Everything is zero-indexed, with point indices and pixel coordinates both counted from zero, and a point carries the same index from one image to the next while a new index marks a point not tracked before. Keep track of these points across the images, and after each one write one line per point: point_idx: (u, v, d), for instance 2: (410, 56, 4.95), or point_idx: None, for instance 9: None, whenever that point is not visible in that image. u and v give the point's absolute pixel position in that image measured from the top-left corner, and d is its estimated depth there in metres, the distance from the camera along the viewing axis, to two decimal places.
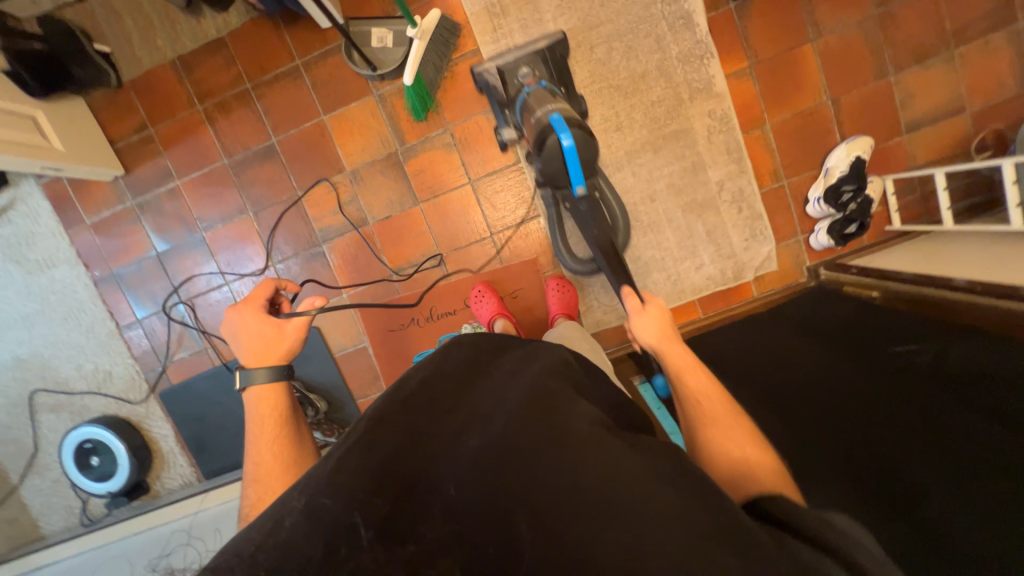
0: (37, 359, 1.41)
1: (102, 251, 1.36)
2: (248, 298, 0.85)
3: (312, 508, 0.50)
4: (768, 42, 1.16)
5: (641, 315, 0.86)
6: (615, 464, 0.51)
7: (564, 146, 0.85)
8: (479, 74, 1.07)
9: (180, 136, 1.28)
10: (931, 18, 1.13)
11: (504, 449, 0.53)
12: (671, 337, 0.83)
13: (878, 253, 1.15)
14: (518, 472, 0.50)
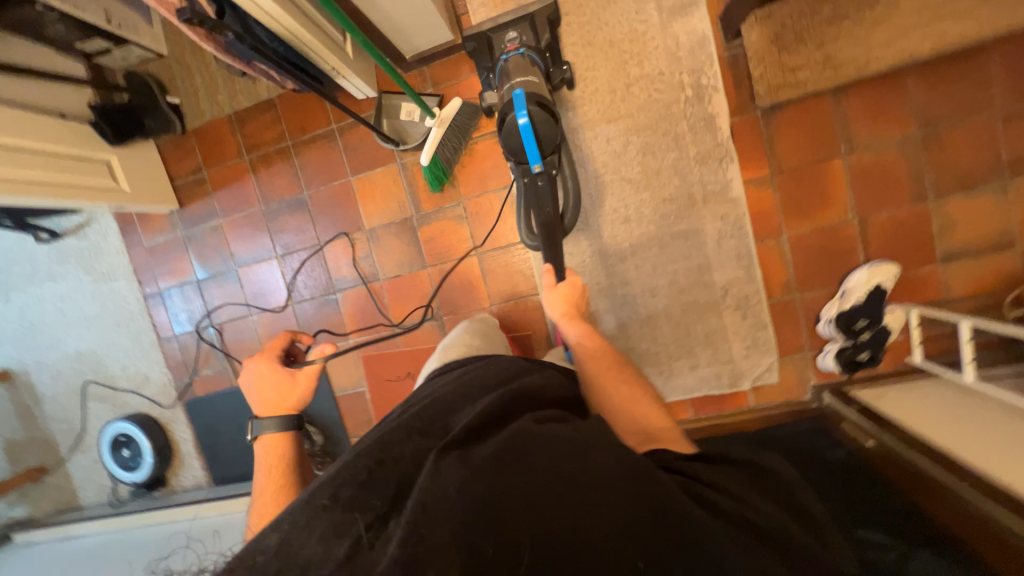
0: (93, 354, 1.63)
1: (154, 271, 1.54)
2: (265, 350, 0.90)
3: (298, 535, 0.54)
4: (795, 152, 1.11)
5: (551, 291, 0.94)
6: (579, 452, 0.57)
7: (519, 123, 0.92)
8: (466, 37, 1.10)
9: (227, 181, 1.43)
10: (984, 144, 1.03)
11: (471, 457, 0.57)
12: (572, 315, 0.90)
13: (892, 390, 1.07)
14: (502, 474, 0.54)
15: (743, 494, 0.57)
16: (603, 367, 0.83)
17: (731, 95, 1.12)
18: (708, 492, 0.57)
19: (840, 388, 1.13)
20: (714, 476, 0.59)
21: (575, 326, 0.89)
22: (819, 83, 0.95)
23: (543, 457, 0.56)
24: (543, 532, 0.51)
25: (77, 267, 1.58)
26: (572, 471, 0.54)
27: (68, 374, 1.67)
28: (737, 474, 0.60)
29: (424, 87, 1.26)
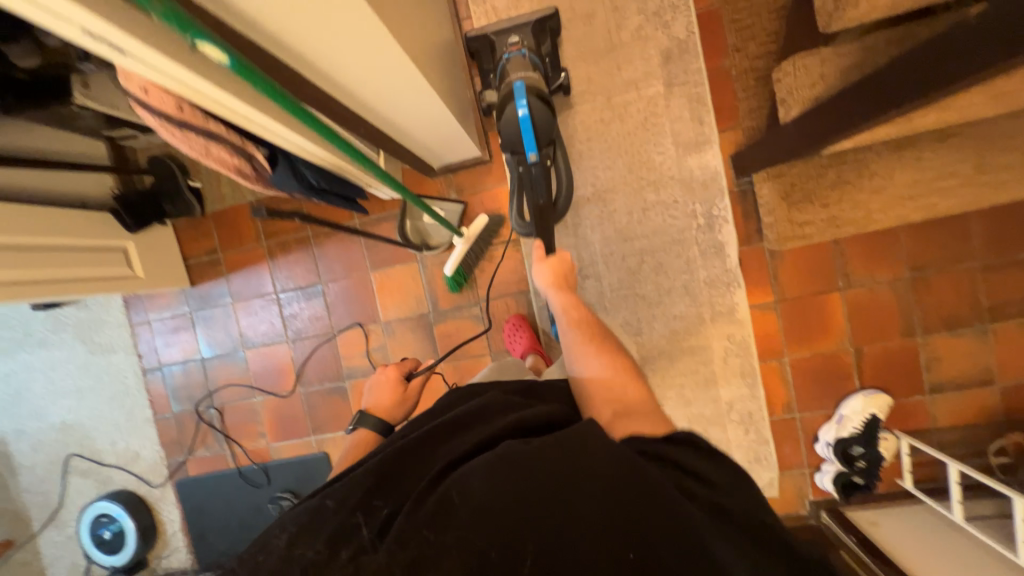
0: (80, 427, 1.57)
1: (155, 347, 1.50)
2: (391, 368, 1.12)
3: (307, 538, 0.58)
4: (796, 283, 1.19)
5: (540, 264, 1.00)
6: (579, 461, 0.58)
7: (519, 113, 0.93)
8: (469, 38, 1.14)
9: (243, 263, 1.43)
10: (966, 290, 1.13)
11: (480, 468, 0.58)
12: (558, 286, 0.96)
13: (885, 517, 1.13)
14: (505, 483, 0.56)
15: (725, 487, 0.61)
16: (584, 337, 0.88)
17: (740, 226, 1.20)
18: (695, 486, 0.60)
19: (836, 507, 1.19)
20: (700, 465, 0.63)
21: (559, 297, 0.95)
22: (823, 236, 1.03)
23: (538, 464, 0.57)
24: (546, 540, 0.53)
25: (73, 337, 1.54)
26: (571, 471, 0.57)
27: (50, 445, 1.60)
28: (713, 462, 0.64)
29: (448, 193, 1.31)
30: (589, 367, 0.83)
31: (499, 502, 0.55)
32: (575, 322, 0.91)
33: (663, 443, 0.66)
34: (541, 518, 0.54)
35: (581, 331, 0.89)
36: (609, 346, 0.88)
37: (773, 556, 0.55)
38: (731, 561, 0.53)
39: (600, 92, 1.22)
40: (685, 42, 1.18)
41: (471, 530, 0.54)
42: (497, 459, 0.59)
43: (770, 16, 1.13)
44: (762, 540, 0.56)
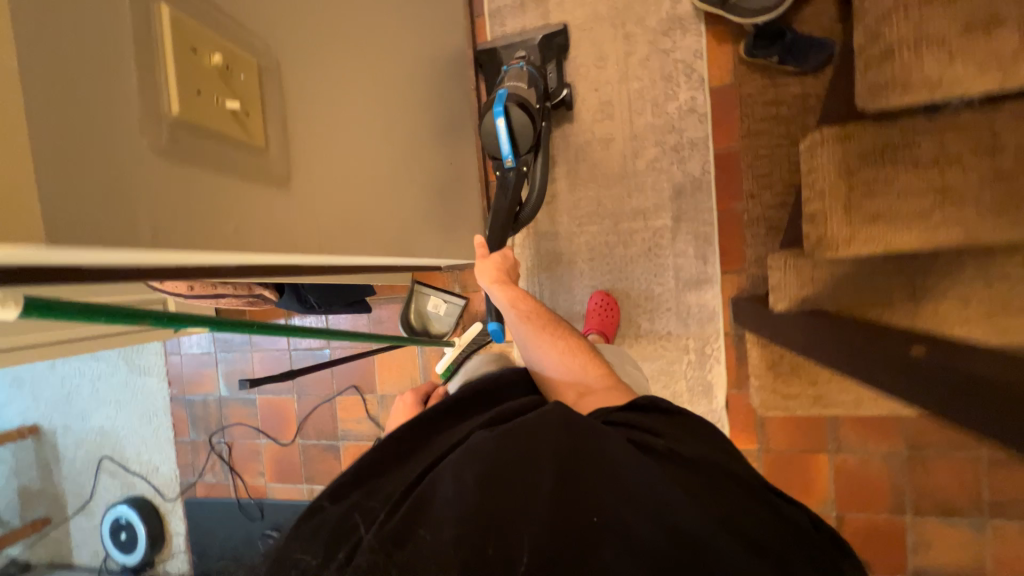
0: (114, 433, 1.76)
1: (183, 378, 1.68)
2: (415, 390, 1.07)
3: (307, 545, 0.57)
4: (783, 436, 1.16)
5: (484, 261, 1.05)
6: (542, 441, 0.57)
7: (495, 115, 1.03)
8: (479, 51, 1.25)
9: (265, 316, 1.57)
10: (967, 478, 1.07)
11: (459, 458, 0.57)
12: (502, 282, 1.00)
13: None
14: (483, 479, 0.54)
15: (690, 440, 0.61)
16: (537, 327, 0.93)
17: (732, 369, 1.18)
18: (654, 441, 0.60)
19: None
20: (661, 426, 0.63)
21: (504, 293, 0.99)
22: (809, 409, 1.00)
23: (501, 446, 0.57)
24: (538, 539, 0.50)
25: (120, 354, 1.74)
26: (538, 456, 0.56)
27: (90, 443, 1.81)
28: (672, 420, 0.64)
29: (452, 286, 1.38)
30: (544, 353, 0.89)
31: (474, 484, 0.54)
32: (527, 316, 0.95)
33: (621, 409, 0.68)
34: (523, 506, 0.52)
35: (535, 321, 0.94)
36: (558, 332, 0.92)
37: (769, 504, 0.55)
38: (732, 520, 0.51)
39: (608, 217, 1.24)
40: (699, 180, 1.18)
41: (457, 509, 0.53)
42: (466, 450, 0.58)
43: (789, 169, 1.12)
44: (758, 491, 0.55)
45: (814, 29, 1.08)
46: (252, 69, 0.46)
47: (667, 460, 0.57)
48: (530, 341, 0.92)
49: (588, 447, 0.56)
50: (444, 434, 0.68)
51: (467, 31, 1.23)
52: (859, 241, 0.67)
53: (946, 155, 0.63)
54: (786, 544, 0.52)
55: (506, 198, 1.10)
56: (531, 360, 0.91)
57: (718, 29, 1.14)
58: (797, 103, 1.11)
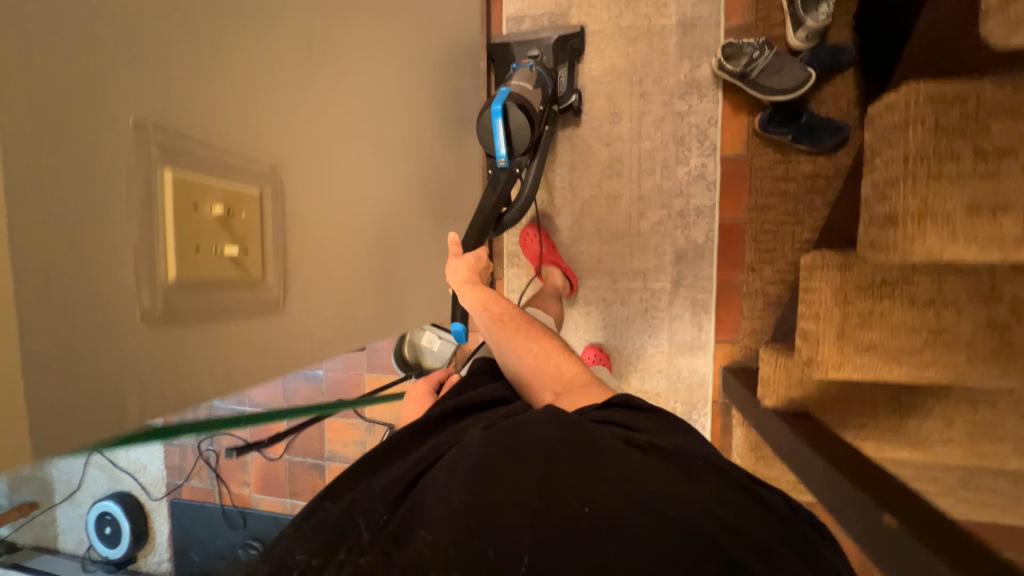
0: None
1: None
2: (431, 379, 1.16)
3: (307, 544, 0.59)
4: None
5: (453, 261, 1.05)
6: (524, 436, 0.62)
7: (492, 111, 0.98)
8: (491, 44, 1.23)
9: None
10: None
11: (453, 460, 0.62)
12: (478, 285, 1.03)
13: None
14: (471, 468, 0.59)
15: (665, 433, 0.66)
16: (507, 329, 0.96)
17: (716, 438, 1.19)
18: (638, 435, 0.63)
19: None
20: (639, 422, 0.68)
21: (474, 294, 1.01)
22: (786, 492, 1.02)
23: (486, 444, 0.63)
24: (526, 523, 0.52)
25: None
26: (522, 449, 0.60)
27: None
28: (650, 418, 0.69)
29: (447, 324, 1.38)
30: (519, 355, 0.91)
31: (466, 479, 0.58)
32: (499, 318, 0.98)
33: (597, 408, 0.72)
34: (510, 492, 0.55)
35: (506, 323, 0.97)
36: (529, 332, 0.95)
37: (748, 493, 0.57)
38: (710, 504, 0.54)
39: (606, 273, 1.25)
40: (702, 247, 1.17)
41: (452, 504, 0.56)
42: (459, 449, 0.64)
43: (792, 246, 1.12)
44: (737, 479, 0.58)
45: (831, 111, 1.08)
46: (253, 203, 0.50)
47: (645, 451, 0.60)
48: (504, 343, 0.95)
49: (568, 437, 0.60)
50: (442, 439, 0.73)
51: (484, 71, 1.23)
52: (849, 369, 0.67)
53: (945, 299, 0.62)
54: (772, 530, 0.54)
55: (493, 195, 1.05)
56: (507, 365, 0.94)
57: (735, 97, 1.13)
58: (807, 182, 1.10)
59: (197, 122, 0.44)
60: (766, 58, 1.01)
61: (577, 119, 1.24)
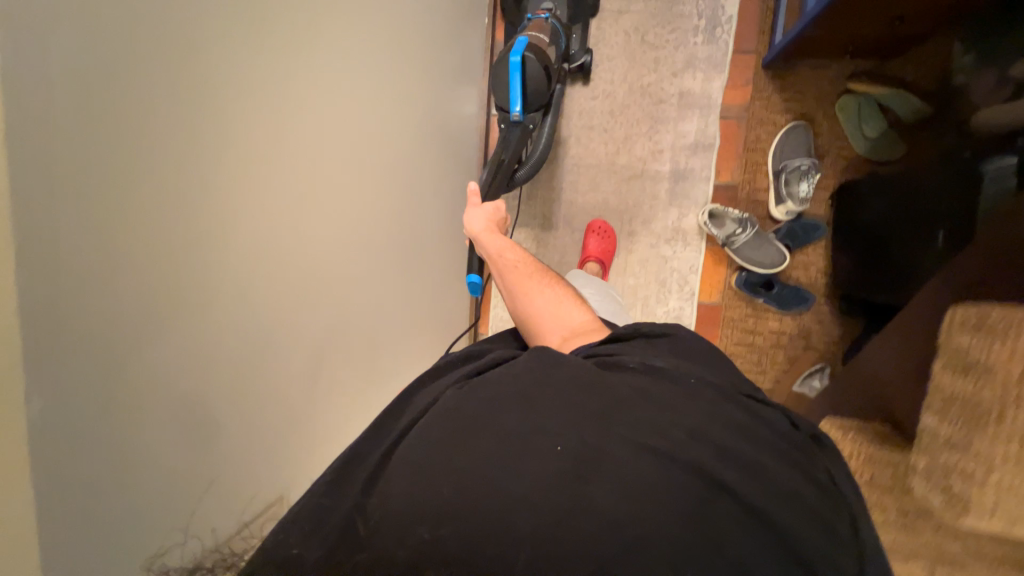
0: None
1: None
2: None
3: (303, 540, 0.47)
4: None
5: (473, 209, 0.90)
6: (508, 393, 0.53)
7: (512, 60, 0.91)
8: None
9: None
10: None
11: (428, 429, 0.51)
12: (495, 232, 0.87)
13: None
14: (462, 439, 0.49)
15: (674, 363, 0.61)
16: (523, 276, 0.85)
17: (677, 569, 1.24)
18: (638, 375, 0.57)
19: None
20: (643, 354, 0.62)
21: (494, 244, 0.86)
22: None
23: (470, 402, 0.53)
24: (530, 514, 0.44)
25: None
26: (505, 405, 0.52)
27: None
28: (656, 348, 0.65)
29: None
30: (532, 302, 0.82)
31: (447, 450, 0.48)
32: (511, 269, 0.85)
33: (601, 344, 0.67)
34: (503, 468, 0.46)
35: (520, 275, 0.84)
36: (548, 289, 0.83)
37: (750, 410, 0.55)
38: (706, 429, 0.50)
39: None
40: None
41: (442, 494, 0.45)
42: (433, 414, 0.53)
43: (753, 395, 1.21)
44: (731, 393, 0.56)
45: (801, 277, 1.15)
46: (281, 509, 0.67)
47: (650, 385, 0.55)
48: (516, 295, 0.84)
49: (564, 389, 0.53)
50: (404, 396, 0.62)
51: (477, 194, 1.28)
52: None
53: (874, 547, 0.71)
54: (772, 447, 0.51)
55: (506, 150, 0.97)
56: (518, 319, 0.84)
57: (716, 251, 1.19)
58: (773, 337, 1.19)
59: (143, 402, 0.46)
60: (748, 234, 1.11)
61: (568, 246, 1.27)
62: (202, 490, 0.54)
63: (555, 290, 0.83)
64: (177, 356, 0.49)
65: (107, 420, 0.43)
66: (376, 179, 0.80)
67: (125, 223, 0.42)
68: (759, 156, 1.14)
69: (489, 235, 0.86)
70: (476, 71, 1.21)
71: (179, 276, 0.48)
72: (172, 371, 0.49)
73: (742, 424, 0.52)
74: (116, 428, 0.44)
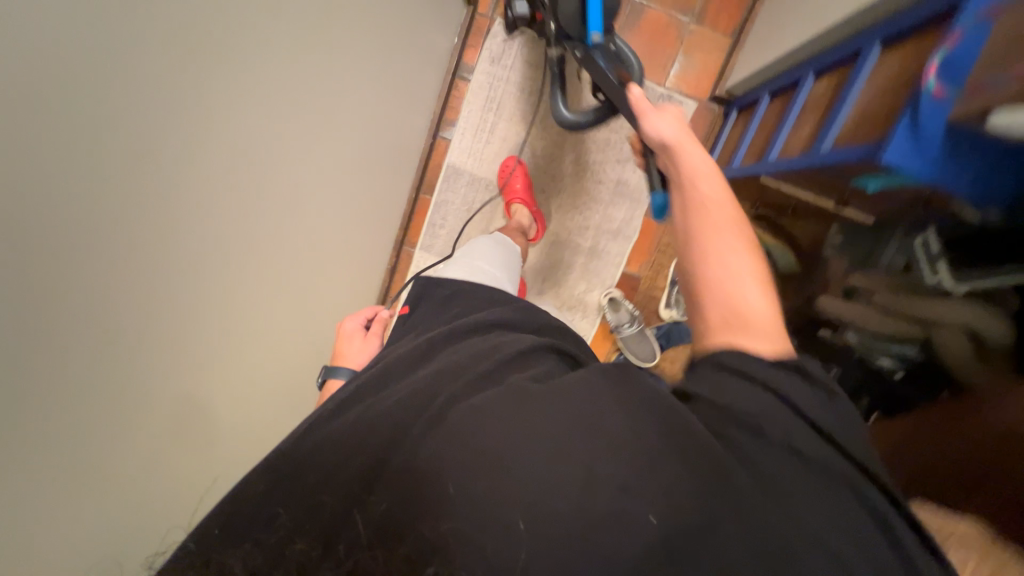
0: None
1: None
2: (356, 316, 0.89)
3: (297, 514, 0.45)
4: None
5: (660, 113, 0.74)
6: (587, 415, 0.45)
7: None
8: None
9: None
10: None
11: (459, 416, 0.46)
12: (691, 137, 0.70)
13: None
14: (503, 453, 0.41)
15: (825, 414, 0.45)
16: (699, 217, 0.62)
17: None
18: (756, 441, 0.43)
19: None
20: (801, 396, 0.45)
21: (698, 159, 0.68)
22: None
23: (538, 404, 0.46)
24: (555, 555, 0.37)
25: None
26: (580, 419, 0.44)
27: None
28: (811, 391, 0.47)
29: None
30: (701, 272, 0.58)
31: (481, 448, 0.42)
32: (700, 206, 0.64)
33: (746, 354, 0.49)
34: (539, 490, 0.40)
35: (710, 218, 0.62)
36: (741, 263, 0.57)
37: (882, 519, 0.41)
38: (805, 519, 0.39)
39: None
40: None
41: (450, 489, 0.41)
42: (500, 390, 0.48)
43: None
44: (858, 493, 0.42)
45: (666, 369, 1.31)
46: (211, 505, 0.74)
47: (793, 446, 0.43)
48: (685, 250, 0.62)
49: (667, 437, 0.43)
50: (439, 339, 0.62)
51: (404, 214, 1.26)
52: None
53: None
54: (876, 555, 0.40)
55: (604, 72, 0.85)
56: (683, 280, 0.62)
57: (606, 329, 1.31)
58: None
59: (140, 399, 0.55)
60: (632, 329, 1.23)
61: None
62: (198, 499, 0.71)
63: (747, 254, 0.58)
64: (140, 391, 0.54)
65: (111, 428, 0.52)
66: (306, 215, 0.85)
67: (59, 314, 0.41)
68: (664, 260, 1.26)
69: (691, 146, 0.68)
70: (430, 94, 1.16)
71: (112, 350, 0.48)
72: (139, 388, 0.55)
73: (856, 532, 0.40)
74: (63, 488, 0.48)
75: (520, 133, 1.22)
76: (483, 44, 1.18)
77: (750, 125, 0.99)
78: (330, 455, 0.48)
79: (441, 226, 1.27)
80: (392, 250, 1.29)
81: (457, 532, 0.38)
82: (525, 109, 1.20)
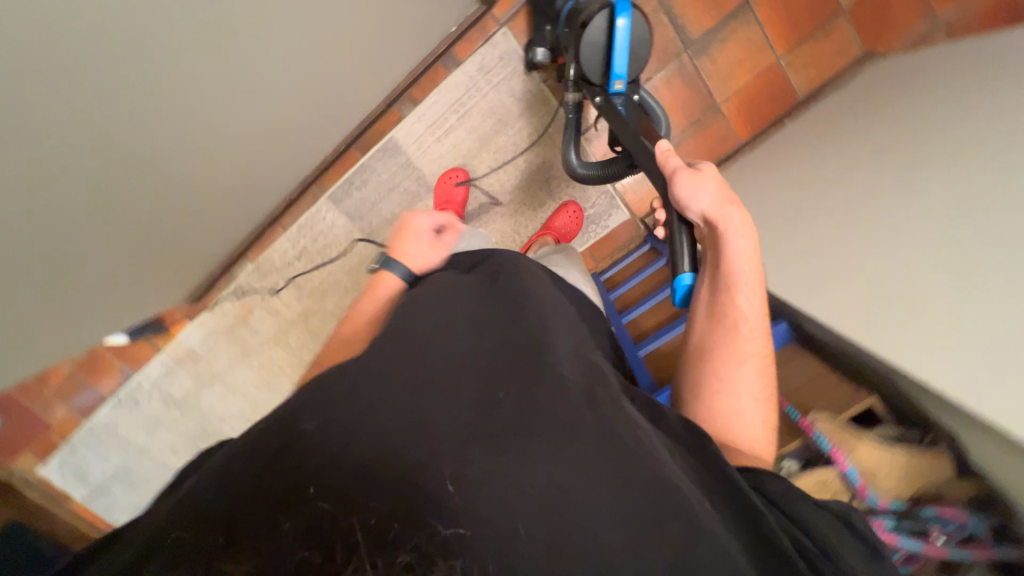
0: None
1: None
2: (437, 217, 0.82)
3: (295, 519, 0.41)
4: None
5: (698, 181, 0.69)
6: (631, 443, 0.49)
7: (618, 21, 0.84)
8: None
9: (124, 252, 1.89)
10: None
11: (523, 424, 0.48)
12: (732, 232, 0.67)
13: None
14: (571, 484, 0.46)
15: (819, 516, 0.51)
16: (728, 344, 0.66)
17: None
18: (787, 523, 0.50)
19: None
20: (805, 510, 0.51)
21: (736, 264, 0.67)
22: None
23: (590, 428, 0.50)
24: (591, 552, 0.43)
25: None
26: (631, 445, 0.49)
27: None
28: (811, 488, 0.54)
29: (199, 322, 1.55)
30: (713, 405, 0.65)
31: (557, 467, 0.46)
32: (733, 323, 0.67)
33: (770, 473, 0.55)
34: (599, 507, 0.45)
35: (738, 344, 0.66)
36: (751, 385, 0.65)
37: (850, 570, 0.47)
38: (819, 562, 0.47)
39: (280, 344, 1.57)
40: None
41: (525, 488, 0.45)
42: (575, 406, 0.51)
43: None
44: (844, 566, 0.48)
45: None
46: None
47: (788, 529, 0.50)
48: (707, 355, 0.68)
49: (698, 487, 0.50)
50: (512, 301, 0.62)
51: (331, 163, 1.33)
52: None
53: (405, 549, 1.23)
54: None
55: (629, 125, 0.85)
56: (695, 388, 0.68)
57: None
58: None
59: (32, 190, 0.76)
60: None
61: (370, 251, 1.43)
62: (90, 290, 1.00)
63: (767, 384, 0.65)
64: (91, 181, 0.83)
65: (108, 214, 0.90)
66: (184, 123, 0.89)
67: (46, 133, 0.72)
68: None
69: (739, 250, 0.66)
70: (397, 68, 1.20)
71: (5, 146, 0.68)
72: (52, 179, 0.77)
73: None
74: None
75: (470, 147, 1.31)
76: (480, 50, 1.22)
77: (651, 294, 1.20)
78: (368, 443, 0.45)
79: (358, 188, 1.36)
80: (304, 184, 1.35)
81: (460, 536, 0.42)
82: (484, 129, 1.29)
